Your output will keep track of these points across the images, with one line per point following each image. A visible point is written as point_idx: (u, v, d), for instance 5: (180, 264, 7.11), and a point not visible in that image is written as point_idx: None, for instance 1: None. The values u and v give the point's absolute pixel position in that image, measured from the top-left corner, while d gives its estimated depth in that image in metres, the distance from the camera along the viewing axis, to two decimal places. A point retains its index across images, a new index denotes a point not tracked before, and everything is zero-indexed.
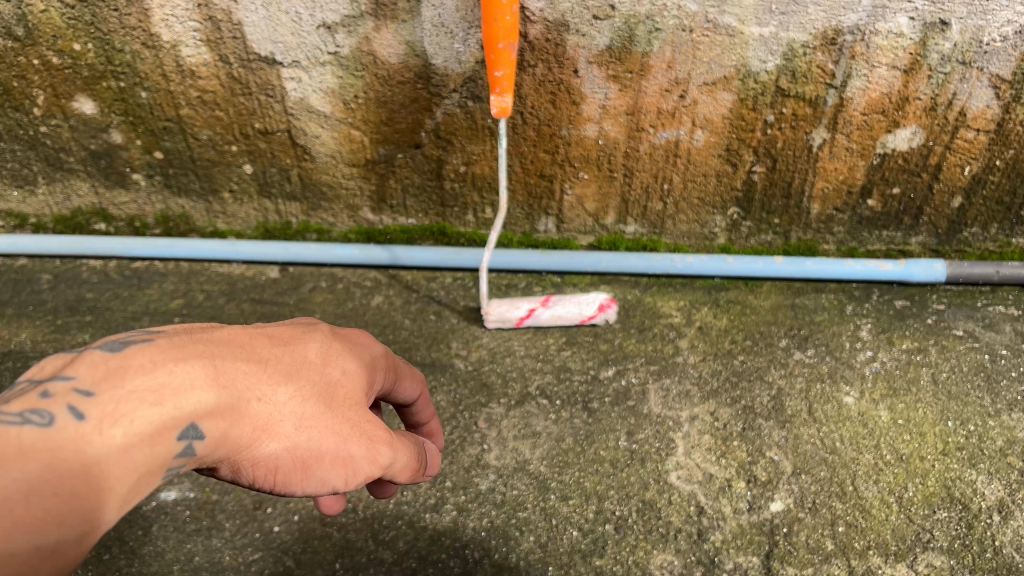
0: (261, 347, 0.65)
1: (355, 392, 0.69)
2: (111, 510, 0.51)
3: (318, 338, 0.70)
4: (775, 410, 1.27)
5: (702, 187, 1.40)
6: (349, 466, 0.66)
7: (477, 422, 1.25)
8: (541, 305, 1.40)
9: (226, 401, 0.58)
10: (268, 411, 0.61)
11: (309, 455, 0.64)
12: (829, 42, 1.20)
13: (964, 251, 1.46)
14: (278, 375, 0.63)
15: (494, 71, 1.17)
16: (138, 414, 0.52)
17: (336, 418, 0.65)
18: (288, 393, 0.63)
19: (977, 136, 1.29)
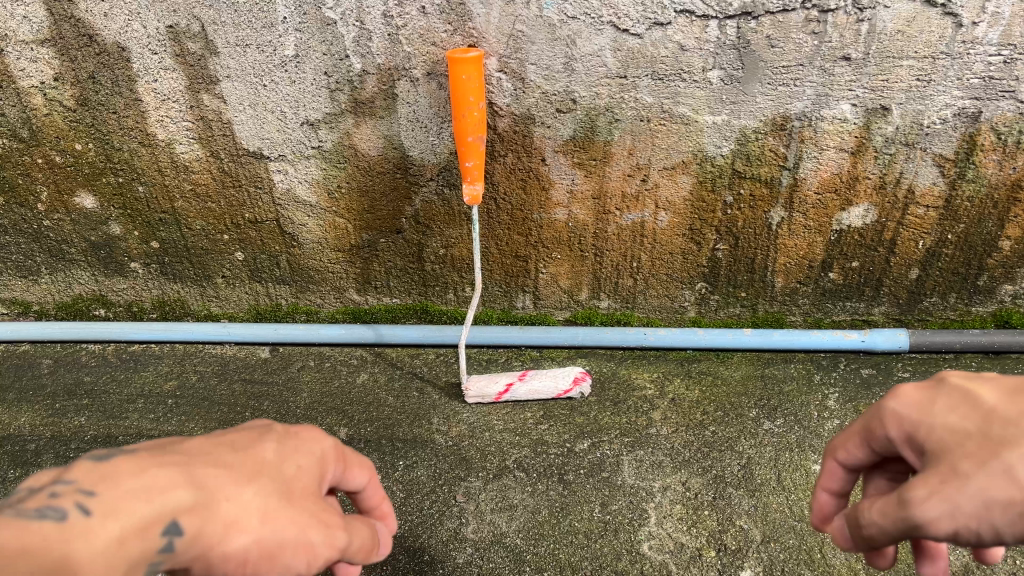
0: (223, 452, 0.56)
1: (314, 486, 0.59)
2: None
3: (275, 437, 0.60)
4: (745, 479, 1.31)
5: (670, 264, 1.47)
6: (311, 557, 0.54)
7: (456, 497, 1.30)
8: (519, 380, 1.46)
9: (195, 504, 0.51)
10: (235, 514, 0.52)
11: (276, 552, 0.53)
12: (779, 128, 1.28)
13: (926, 320, 1.52)
14: (242, 476, 0.54)
15: (464, 162, 1.24)
16: (126, 513, 0.48)
17: (295, 510, 0.55)
18: (253, 493, 0.54)
19: (926, 212, 1.36)
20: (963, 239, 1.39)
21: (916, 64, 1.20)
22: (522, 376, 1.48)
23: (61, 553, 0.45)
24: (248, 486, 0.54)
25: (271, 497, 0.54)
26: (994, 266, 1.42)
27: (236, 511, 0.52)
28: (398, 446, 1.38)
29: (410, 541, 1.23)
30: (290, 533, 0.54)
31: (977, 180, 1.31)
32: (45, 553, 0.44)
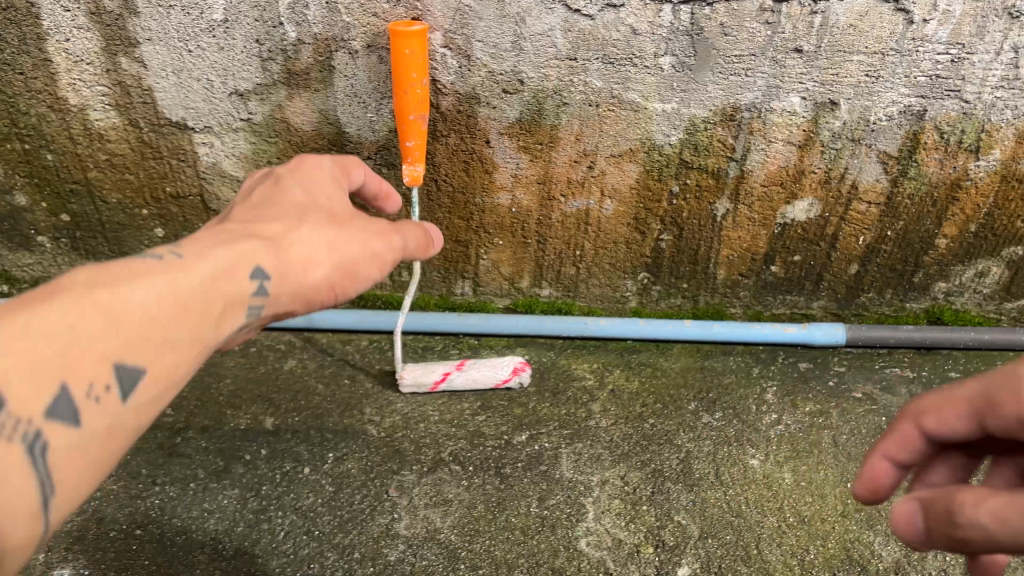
0: (266, 210, 0.82)
1: (346, 211, 0.87)
2: (212, 328, 0.71)
3: (296, 190, 0.86)
4: (683, 474, 1.29)
5: (614, 253, 1.44)
6: (376, 259, 0.85)
7: (388, 491, 1.24)
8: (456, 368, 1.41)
9: (269, 242, 0.77)
10: (305, 250, 0.79)
11: (350, 263, 0.82)
12: (728, 118, 1.26)
13: (862, 315, 1.53)
14: (293, 219, 0.81)
15: (404, 141, 1.18)
16: (213, 255, 0.72)
17: (350, 230, 0.83)
18: (308, 227, 0.81)
19: (868, 208, 1.36)
20: (902, 236, 1.39)
21: (866, 59, 1.19)
22: (460, 363, 1.42)
23: (195, 294, 0.69)
24: (301, 224, 0.80)
25: (319, 228, 0.81)
26: (930, 263, 1.43)
27: (298, 244, 0.79)
28: (328, 437, 1.32)
29: (339, 537, 1.17)
30: (347, 245, 0.82)
31: (918, 177, 1.32)
32: (185, 297, 0.68)
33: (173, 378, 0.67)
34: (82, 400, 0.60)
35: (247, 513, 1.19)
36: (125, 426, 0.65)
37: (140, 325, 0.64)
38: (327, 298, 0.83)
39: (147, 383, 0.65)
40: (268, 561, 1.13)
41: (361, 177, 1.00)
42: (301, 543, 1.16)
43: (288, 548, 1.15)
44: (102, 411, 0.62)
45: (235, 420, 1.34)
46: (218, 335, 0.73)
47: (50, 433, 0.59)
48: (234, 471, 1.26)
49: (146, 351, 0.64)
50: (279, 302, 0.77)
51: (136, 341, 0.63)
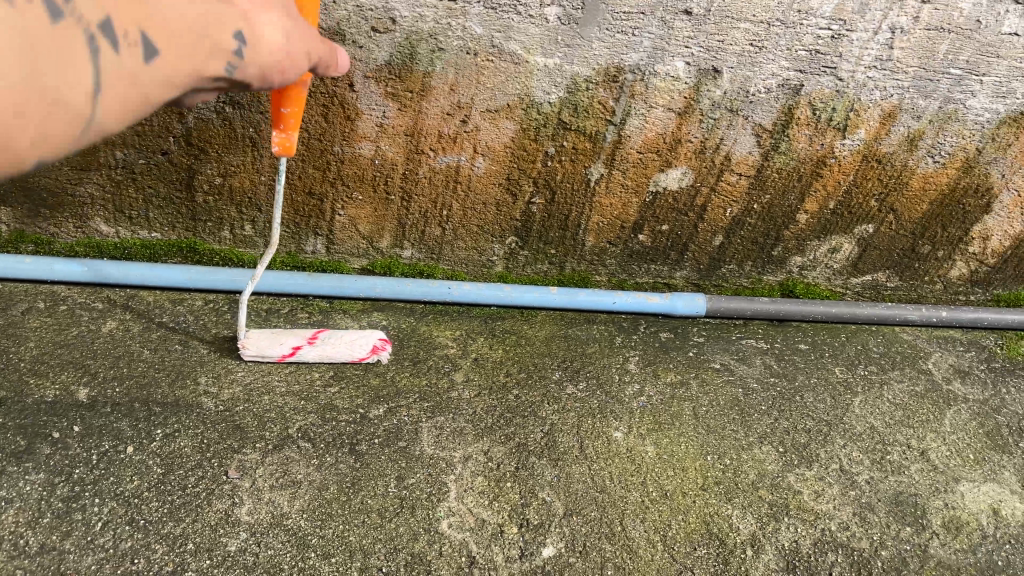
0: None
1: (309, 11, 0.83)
2: (195, 71, 0.68)
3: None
4: (548, 448, 1.22)
5: (482, 215, 1.36)
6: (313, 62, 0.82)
7: (227, 472, 1.09)
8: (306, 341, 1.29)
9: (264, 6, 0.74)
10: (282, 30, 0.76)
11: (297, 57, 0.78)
12: (611, 79, 1.19)
13: (721, 286, 1.54)
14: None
15: (279, 107, 1.01)
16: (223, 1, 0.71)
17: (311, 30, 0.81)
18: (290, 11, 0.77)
19: (739, 180, 1.35)
20: (766, 210, 1.40)
21: (752, 28, 1.15)
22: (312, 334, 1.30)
23: (211, 10, 0.67)
24: (274, 6, 0.75)
25: (285, 14, 0.76)
26: (790, 237, 1.45)
27: (279, 13, 0.75)
28: (156, 411, 1.15)
29: (169, 527, 1.01)
30: (300, 47, 0.78)
31: (788, 153, 1.31)
32: (195, 15, 0.66)
33: (184, 80, 0.67)
34: (124, 43, 0.60)
35: (54, 502, 1.01)
36: (139, 92, 0.64)
37: (167, 16, 0.64)
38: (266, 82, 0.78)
39: (168, 69, 0.65)
40: (82, 557, 0.96)
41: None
42: (123, 534, 0.99)
43: (105, 541, 0.98)
44: (138, 64, 0.62)
45: (40, 391, 1.14)
46: (207, 76, 0.70)
47: (102, 47, 0.59)
48: (39, 452, 1.06)
49: (172, 38, 0.65)
50: (266, 63, 0.75)
51: (163, 25, 0.64)
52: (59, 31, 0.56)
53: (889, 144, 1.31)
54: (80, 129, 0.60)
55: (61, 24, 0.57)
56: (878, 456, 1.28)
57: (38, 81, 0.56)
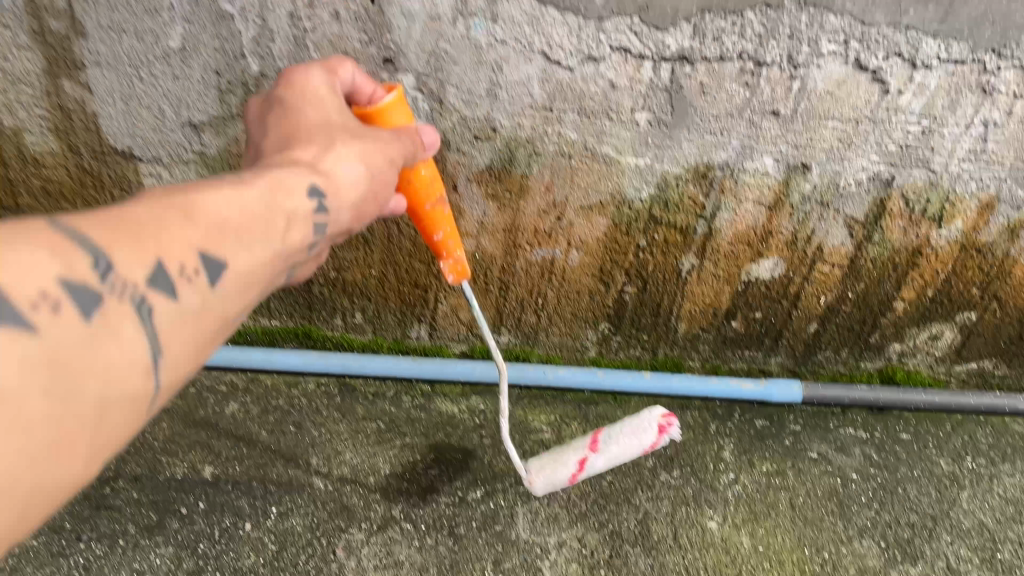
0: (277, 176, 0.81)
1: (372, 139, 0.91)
2: (236, 282, 0.72)
3: (337, 131, 0.89)
4: (641, 536, 1.24)
5: (576, 303, 1.41)
6: (379, 184, 0.91)
7: (336, 551, 1.17)
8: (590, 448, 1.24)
9: (301, 184, 0.82)
10: (332, 191, 0.85)
11: (359, 195, 0.88)
12: (701, 176, 1.24)
13: (817, 372, 1.53)
14: (320, 158, 0.86)
15: (434, 234, 1.08)
16: (220, 211, 0.73)
17: (371, 160, 0.89)
18: (330, 167, 0.86)
19: (832, 270, 1.36)
20: (862, 298, 1.40)
21: (840, 126, 1.18)
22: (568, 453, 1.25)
23: (256, 204, 0.77)
24: (325, 162, 0.85)
25: (324, 171, 0.85)
26: (887, 325, 1.44)
27: (335, 165, 0.86)
28: (271, 489, 1.24)
29: None
30: (362, 178, 0.88)
31: (882, 243, 1.32)
32: (231, 225, 0.73)
33: (248, 277, 0.74)
34: (177, 279, 0.66)
35: None
36: (207, 312, 0.71)
37: (213, 225, 0.71)
38: (344, 221, 0.88)
39: (228, 276, 0.71)
40: None
41: (351, 77, 0.97)
42: None
43: None
44: (194, 290, 0.68)
45: (170, 468, 1.25)
46: (276, 257, 0.79)
47: (150, 299, 0.64)
48: (169, 526, 1.17)
49: (225, 246, 0.72)
50: (334, 218, 0.86)
51: (207, 240, 0.70)
52: (99, 321, 0.60)
53: (988, 233, 1.30)
54: (144, 386, 0.63)
55: (101, 310, 0.61)
56: (986, 554, 1.26)
57: (88, 378, 0.58)
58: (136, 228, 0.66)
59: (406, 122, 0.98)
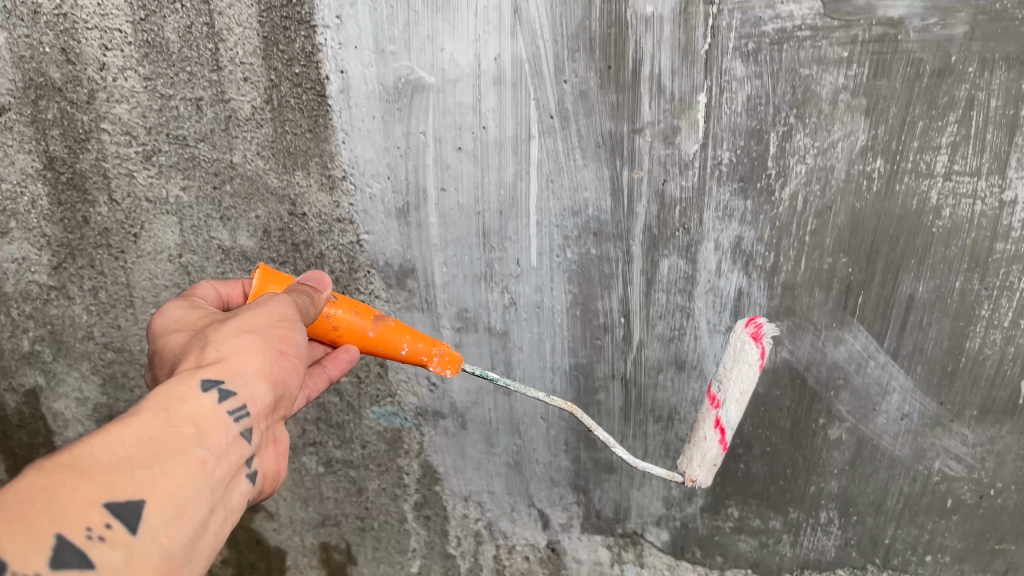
0: (169, 386, 0.76)
1: (256, 314, 0.88)
2: (169, 511, 0.69)
3: (227, 327, 0.86)
4: None
5: None
6: (286, 352, 0.88)
7: None
8: (715, 419, 1.14)
9: (199, 381, 0.78)
10: (235, 380, 0.80)
11: (270, 372, 0.85)
12: None
13: None
14: (214, 355, 0.82)
15: (402, 348, 1.05)
16: (112, 449, 0.67)
17: (267, 335, 0.86)
18: (223, 355, 0.82)
19: None
20: None
21: None
22: (709, 424, 1.16)
23: (154, 426, 0.72)
24: (224, 353, 0.82)
25: (229, 365, 0.81)
26: None
27: (220, 350, 0.83)
28: None
29: None
30: (258, 351, 0.84)
31: None
32: (134, 462, 0.68)
33: (176, 501, 0.70)
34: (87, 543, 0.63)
35: None
36: (148, 558, 0.67)
37: (109, 470, 0.66)
38: (270, 407, 0.86)
39: (151, 514, 0.67)
40: None
41: (211, 292, 1.03)
42: None
43: None
44: (113, 547, 0.64)
45: None
46: (204, 473, 0.74)
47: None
48: None
49: (134, 484, 0.67)
50: (250, 396, 0.81)
51: (114, 484, 0.66)
52: None
53: None
54: None
55: None
56: None
57: None
58: (21, 505, 0.61)
59: (280, 286, 1.00)
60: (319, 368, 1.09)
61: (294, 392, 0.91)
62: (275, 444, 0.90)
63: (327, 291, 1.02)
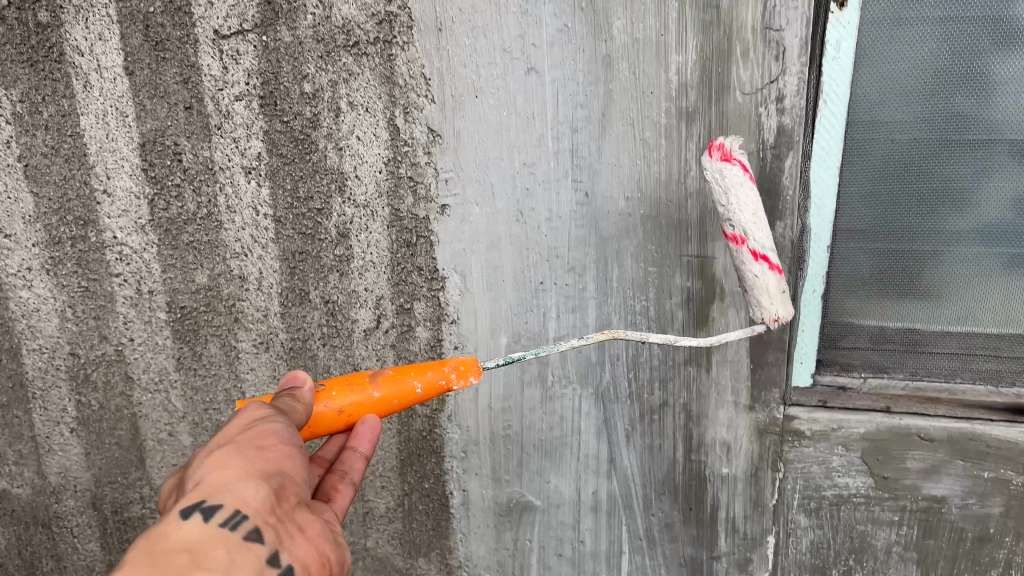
0: (149, 533, 0.63)
1: (229, 426, 0.75)
2: None
3: (200, 455, 0.72)
4: None
5: None
6: (272, 443, 0.73)
7: None
8: (753, 253, 0.94)
9: (177, 516, 0.64)
10: (220, 493, 0.66)
11: (259, 470, 0.70)
12: None
13: None
14: (192, 483, 0.68)
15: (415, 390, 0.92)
16: None
17: (242, 442, 0.72)
18: (202, 477, 0.68)
19: None
20: None
21: None
22: (762, 299, 0.96)
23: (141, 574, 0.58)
24: (205, 473, 0.69)
25: (209, 485, 0.67)
26: None
27: (202, 472, 0.69)
28: None
29: None
30: (233, 457, 0.70)
31: None
32: None
33: None
34: None
35: None
36: None
37: None
38: (285, 511, 0.70)
39: None
40: None
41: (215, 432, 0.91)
42: None
43: None
44: None
45: None
46: None
47: None
48: None
49: None
50: (253, 496, 0.67)
51: None
52: None
53: None
54: None
55: None
56: None
57: None
58: None
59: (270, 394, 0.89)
60: (348, 452, 0.88)
61: (306, 472, 0.75)
62: (303, 532, 0.71)
63: (306, 385, 0.86)
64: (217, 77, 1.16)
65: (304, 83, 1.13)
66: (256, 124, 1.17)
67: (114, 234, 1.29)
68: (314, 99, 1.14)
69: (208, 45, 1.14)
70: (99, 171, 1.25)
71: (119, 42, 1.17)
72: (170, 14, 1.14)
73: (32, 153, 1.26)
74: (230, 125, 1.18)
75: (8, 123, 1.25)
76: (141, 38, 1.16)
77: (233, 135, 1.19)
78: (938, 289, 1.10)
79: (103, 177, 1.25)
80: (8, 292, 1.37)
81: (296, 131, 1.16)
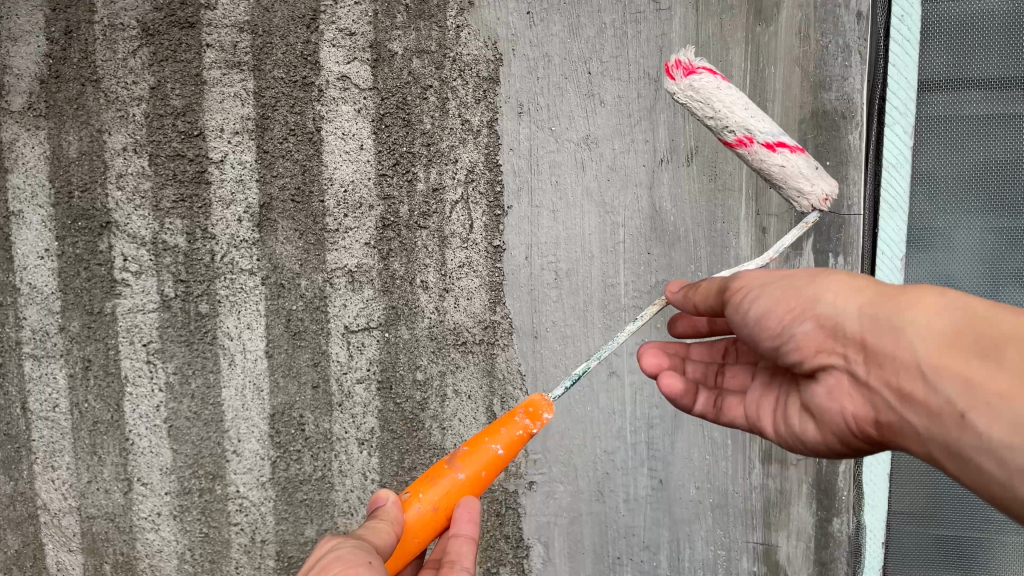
0: None
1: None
2: None
3: None
4: None
5: None
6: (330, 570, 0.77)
7: None
8: (761, 144, 0.97)
9: None
10: None
11: None
12: None
13: None
14: None
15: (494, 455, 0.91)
16: None
17: None
18: None
19: None
20: None
21: None
22: (798, 185, 0.97)
23: None
24: None
25: None
26: None
27: None
28: None
29: None
30: None
31: None
32: None
33: None
34: None
35: None
36: None
37: None
38: None
39: None
40: None
41: None
42: None
43: None
44: None
45: None
46: None
47: None
48: None
49: None
50: None
51: None
52: None
53: None
54: None
55: None
56: None
57: None
58: None
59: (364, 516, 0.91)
60: (454, 543, 0.88)
61: None
62: None
63: (387, 500, 0.87)
64: (343, 362, 1.38)
65: (416, 372, 1.36)
66: (372, 403, 1.38)
67: (238, 488, 1.44)
68: (425, 386, 1.37)
69: (338, 336, 1.37)
70: (232, 435, 1.42)
71: (263, 330, 1.39)
72: (310, 311, 1.37)
73: (177, 416, 1.43)
74: (350, 403, 1.39)
75: (160, 389, 1.43)
76: (282, 327, 1.38)
77: (351, 411, 1.39)
78: (986, 564, 1.20)
79: (235, 440, 1.43)
80: (136, 534, 1.47)
81: (407, 411, 1.38)
